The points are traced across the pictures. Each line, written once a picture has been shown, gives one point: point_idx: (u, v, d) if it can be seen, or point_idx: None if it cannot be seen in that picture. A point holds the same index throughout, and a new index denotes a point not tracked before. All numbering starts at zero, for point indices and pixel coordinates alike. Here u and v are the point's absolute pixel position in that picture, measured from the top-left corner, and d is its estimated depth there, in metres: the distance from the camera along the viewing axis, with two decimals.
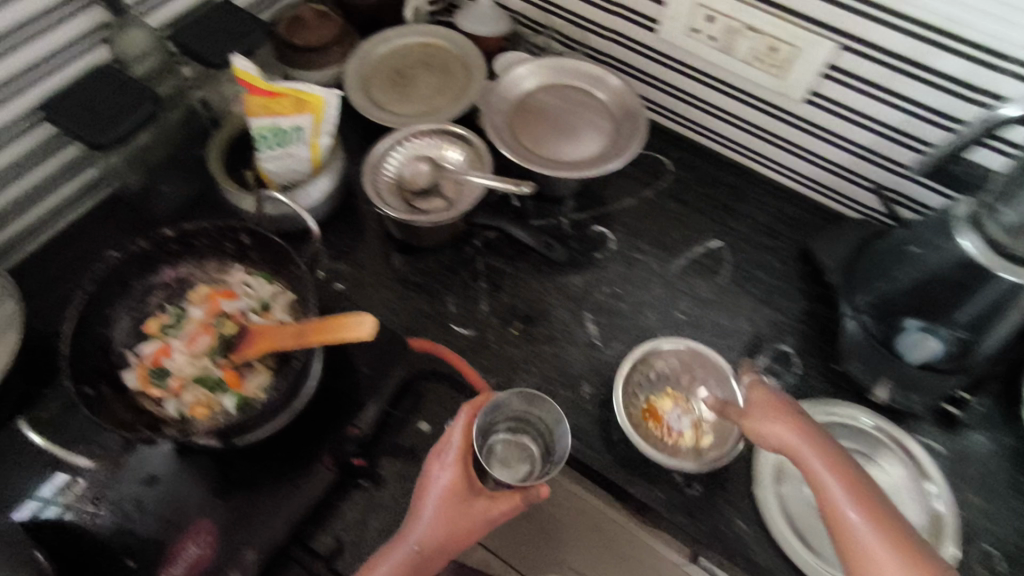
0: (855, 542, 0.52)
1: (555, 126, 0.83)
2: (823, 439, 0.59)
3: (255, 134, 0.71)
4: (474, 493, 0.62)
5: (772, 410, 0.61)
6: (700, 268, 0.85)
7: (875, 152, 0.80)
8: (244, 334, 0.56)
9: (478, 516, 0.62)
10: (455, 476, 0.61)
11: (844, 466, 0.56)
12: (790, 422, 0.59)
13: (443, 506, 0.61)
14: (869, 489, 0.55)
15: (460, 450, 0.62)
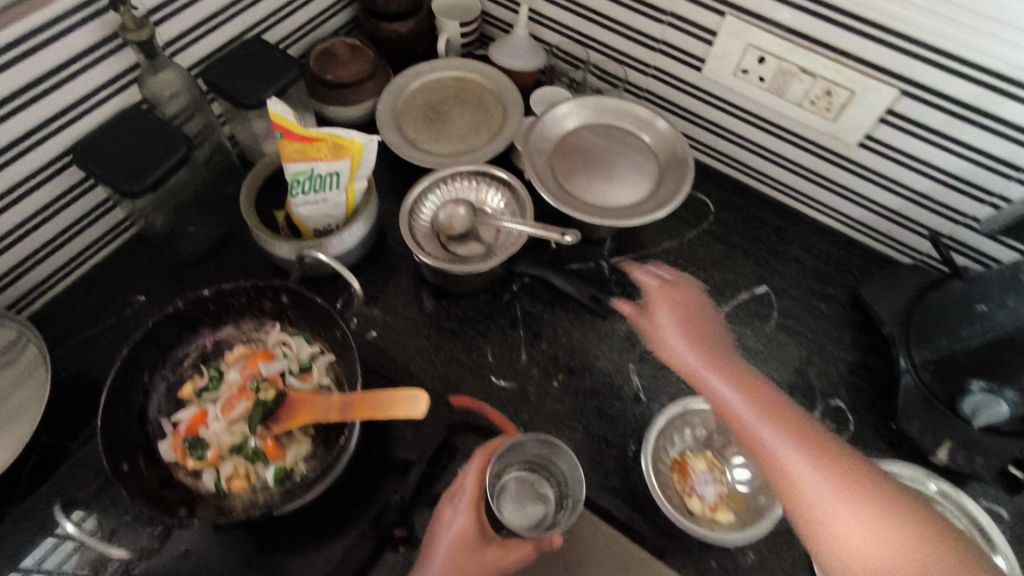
0: (761, 449, 0.56)
1: (597, 169, 0.81)
2: (731, 364, 0.65)
3: (291, 178, 0.71)
4: (485, 538, 0.59)
5: (672, 319, 0.73)
6: (746, 316, 0.82)
7: (933, 199, 0.76)
8: (282, 404, 0.55)
9: (489, 565, 0.58)
10: (467, 521, 0.58)
11: (747, 382, 0.62)
12: (688, 342, 0.69)
13: (453, 550, 0.57)
14: (778, 403, 0.59)
15: (473, 492, 0.60)
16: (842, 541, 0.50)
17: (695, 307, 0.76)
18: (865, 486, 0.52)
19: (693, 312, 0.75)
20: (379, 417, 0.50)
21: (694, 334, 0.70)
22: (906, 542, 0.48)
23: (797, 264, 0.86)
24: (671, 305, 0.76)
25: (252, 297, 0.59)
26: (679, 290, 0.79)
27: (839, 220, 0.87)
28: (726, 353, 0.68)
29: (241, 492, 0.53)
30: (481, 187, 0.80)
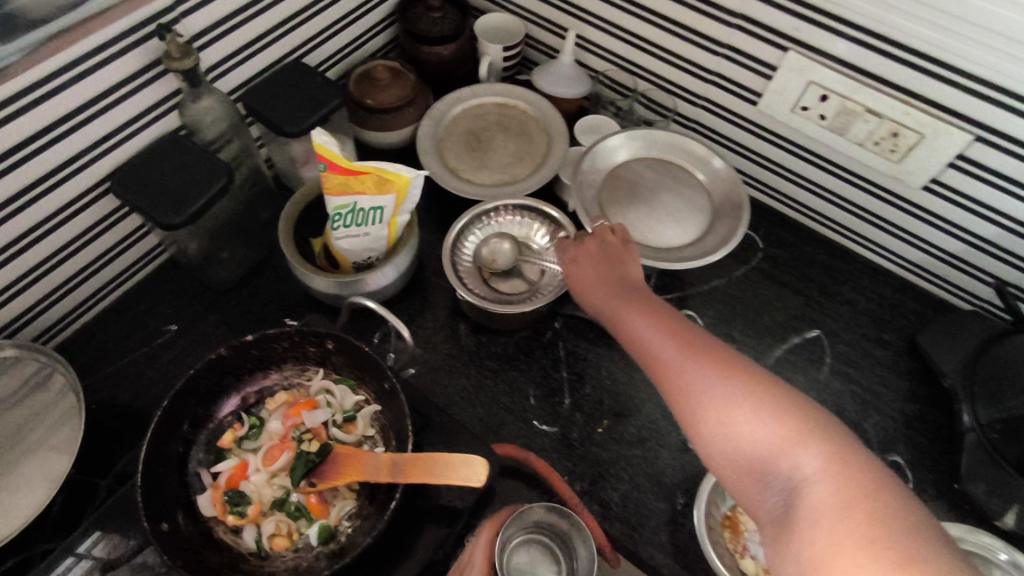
0: (659, 368, 0.55)
1: (646, 207, 0.79)
2: (650, 300, 0.61)
3: (333, 213, 0.68)
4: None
5: (587, 260, 0.67)
6: (797, 361, 0.79)
7: (999, 246, 0.73)
8: (327, 458, 0.53)
9: None
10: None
11: (652, 309, 0.60)
12: (590, 283, 0.66)
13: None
14: (678, 324, 0.57)
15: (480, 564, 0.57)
16: (721, 437, 0.48)
17: (613, 250, 0.67)
18: (742, 380, 0.50)
19: (603, 252, 0.68)
20: (433, 482, 0.48)
21: (588, 261, 0.67)
22: (787, 429, 0.46)
23: (850, 307, 0.83)
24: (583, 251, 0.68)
25: (295, 343, 0.56)
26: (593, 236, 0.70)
27: (893, 261, 0.84)
28: (631, 278, 0.65)
29: (285, 552, 0.51)
30: (529, 224, 0.77)
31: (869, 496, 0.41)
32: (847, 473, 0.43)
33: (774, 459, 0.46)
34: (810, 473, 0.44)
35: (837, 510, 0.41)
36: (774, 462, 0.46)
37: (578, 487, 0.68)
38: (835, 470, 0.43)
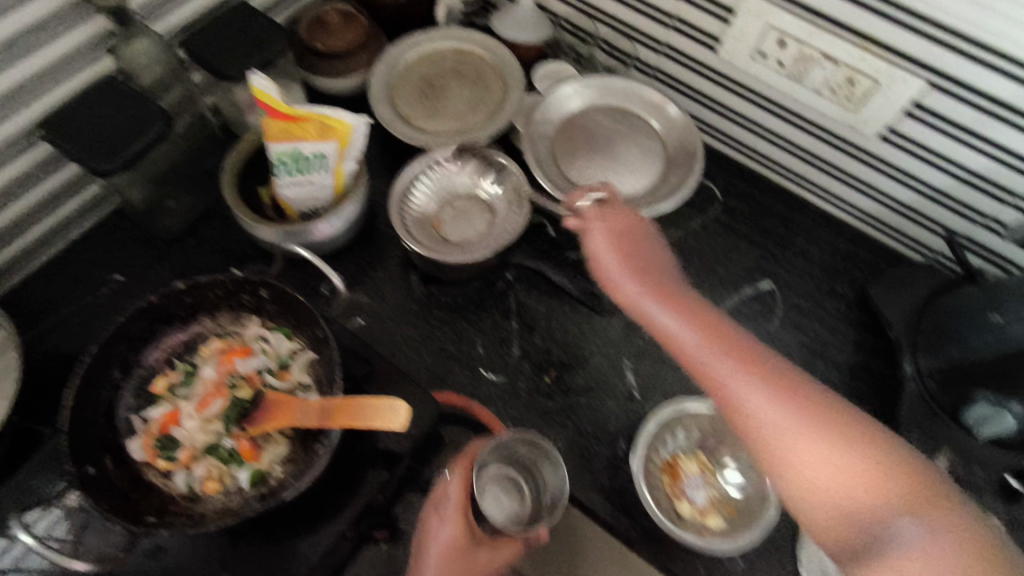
0: (721, 392, 0.52)
1: (600, 158, 0.78)
2: (693, 304, 0.59)
3: (276, 159, 0.67)
4: (471, 542, 0.57)
5: (605, 246, 0.64)
6: (747, 312, 0.79)
7: (953, 198, 0.73)
8: (259, 405, 0.53)
9: (484, 567, 0.57)
10: (452, 527, 0.57)
11: (700, 314, 0.57)
12: (632, 278, 0.62)
13: (440, 556, 0.56)
14: (737, 335, 0.55)
15: (455, 496, 0.58)
16: (802, 473, 0.47)
17: (640, 228, 0.66)
18: (824, 415, 0.48)
19: (636, 244, 0.65)
20: (357, 427, 0.48)
21: (626, 253, 0.63)
22: (875, 473, 0.45)
23: (804, 260, 0.83)
24: (613, 237, 0.64)
25: (229, 290, 0.56)
26: (620, 217, 0.66)
27: (850, 212, 0.84)
28: (664, 274, 0.63)
29: (216, 495, 0.52)
30: (477, 172, 0.76)
31: (967, 543, 0.41)
32: (947, 523, 0.42)
33: (865, 504, 0.44)
34: (903, 525, 0.42)
35: (943, 561, 0.40)
36: (869, 511, 0.44)
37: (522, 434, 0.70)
38: (933, 523, 0.42)
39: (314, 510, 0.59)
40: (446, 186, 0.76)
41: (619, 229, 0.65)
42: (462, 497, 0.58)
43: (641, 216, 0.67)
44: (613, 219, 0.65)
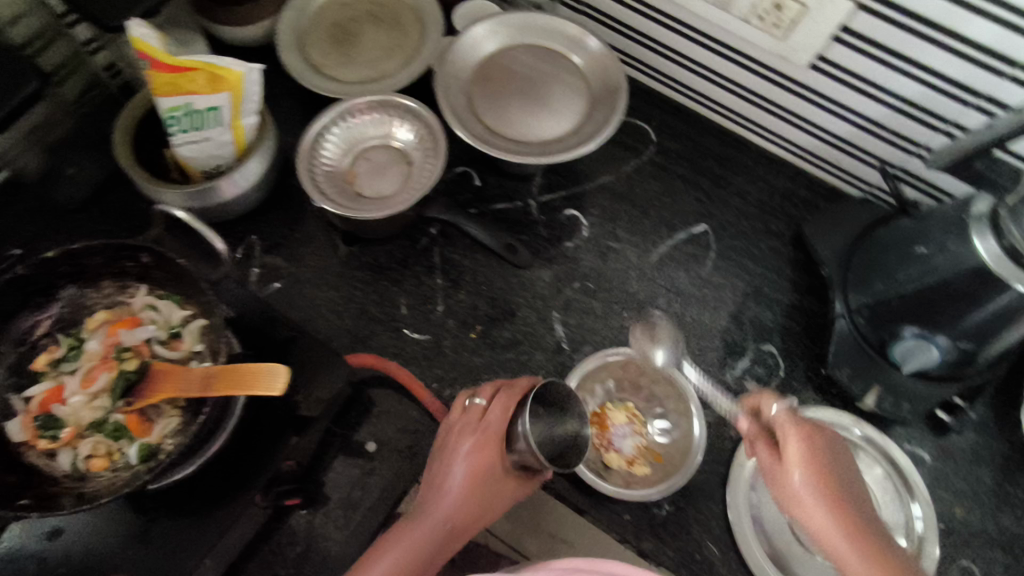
0: None
1: (522, 101, 0.73)
2: (882, 540, 0.45)
3: (165, 115, 0.62)
4: (501, 471, 0.59)
5: (801, 444, 0.49)
6: (681, 257, 0.77)
7: (885, 127, 0.69)
8: (145, 375, 0.52)
9: (505, 494, 0.60)
10: (486, 450, 0.58)
11: (891, 557, 0.43)
12: (813, 479, 0.47)
13: (471, 474, 0.58)
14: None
15: (496, 424, 0.59)
16: None
17: (832, 447, 0.50)
18: None
19: (838, 464, 0.49)
20: (237, 395, 0.46)
21: (822, 470, 0.48)
22: None
23: (740, 200, 0.80)
24: (814, 457, 0.49)
25: (107, 259, 0.52)
26: (824, 436, 0.51)
27: (787, 149, 0.80)
28: (852, 479, 0.49)
29: (103, 472, 0.50)
30: (386, 121, 0.72)
31: None
32: None
33: None
34: None
35: None
36: None
37: (447, 393, 0.68)
38: None
39: (221, 490, 0.56)
40: (356, 138, 0.72)
41: (818, 445, 0.49)
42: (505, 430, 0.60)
43: (834, 437, 0.51)
44: (807, 439, 0.50)
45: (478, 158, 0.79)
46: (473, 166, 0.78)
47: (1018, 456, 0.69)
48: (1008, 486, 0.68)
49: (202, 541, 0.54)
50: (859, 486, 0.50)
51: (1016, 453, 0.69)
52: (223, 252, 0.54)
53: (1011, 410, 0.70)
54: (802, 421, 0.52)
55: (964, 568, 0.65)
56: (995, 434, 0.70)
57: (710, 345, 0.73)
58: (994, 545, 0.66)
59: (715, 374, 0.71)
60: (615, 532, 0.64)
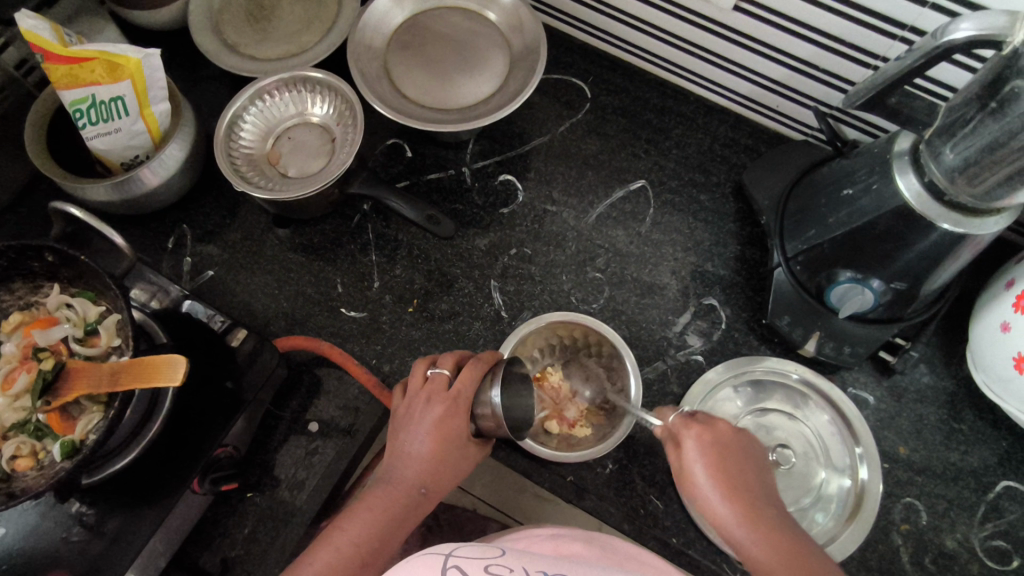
0: None
1: (442, 67, 0.72)
2: (774, 516, 0.48)
3: (70, 108, 0.60)
4: (465, 441, 0.55)
5: (696, 443, 0.52)
6: (620, 215, 0.76)
7: (816, 67, 0.65)
8: (62, 374, 0.50)
9: (465, 462, 0.56)
10: (455, 419, 0.54)
11: (783, 535, 0.46)
12: (708, 476, 0.50)
13: (438, 443, 0.54)
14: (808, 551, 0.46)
15: (465, 396, 0.55)
16: None
17: (726, 432, 0.53)
18: None
19: (736, 455, 0.52)
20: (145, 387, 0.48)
21: (717, 463, 0.51)
22: None
23: (679, 152, 0.78)
24: (710, 453, 0.51)
25: (12, 260, 0.51)
26: (720, 429, 0.53)
27: (726, 97, 0.77)
28: (748, 462, 0.52)
29: (30, 471, 0.50)
30: (301, 98, 0.71)
31: None
32: None
33: None
34: None
35: None
36: None
37: (387, 369, 0.68)
38: None
39: (158, 478, 0.56)
40: (274, 119, 0.71)
41: (715, 443, 0.52)
42: (474, 400, 0.55)
43: (734, 428, 0.54)
44: (704, 438, 0.52)
45: (409, 130, 0.78)
46: (405, 138, 0.78)
47: (962, 390, 0.69)
48: (953, 421, 0.68)
49: (141, 532, 0.56)
50: (761, 468, 0.52)
51: (960, 388, 0.69)
52: (125, 247, 0.54)
53: (954, 346, 0.70)
54: (697, 421, 0.54)
55: (909, 505, 0.65)
56: (939, 370, 0.70)
57: (651, 302, 0.72)
58: (939, 481, 0.66)
59: (656, 331, 0.71)
60: (558, 493, 0.65)
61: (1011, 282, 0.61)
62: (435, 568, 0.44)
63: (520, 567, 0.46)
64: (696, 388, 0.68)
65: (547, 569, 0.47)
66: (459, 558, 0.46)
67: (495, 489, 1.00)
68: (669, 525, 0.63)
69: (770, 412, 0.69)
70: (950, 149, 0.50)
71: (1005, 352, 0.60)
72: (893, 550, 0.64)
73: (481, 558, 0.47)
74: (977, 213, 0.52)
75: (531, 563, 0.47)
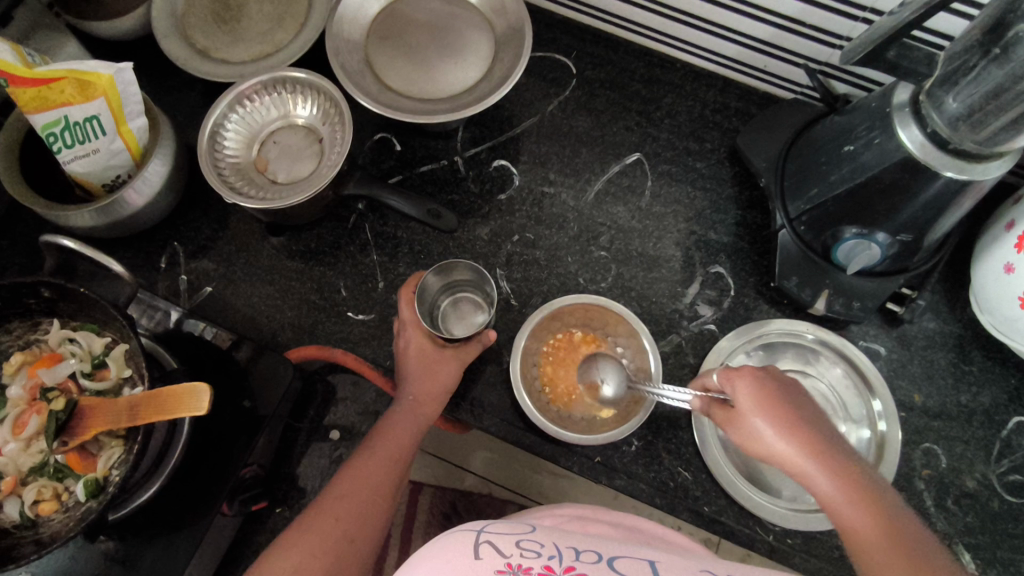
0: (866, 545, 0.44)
1: (425, 55, 0.70)
2: (835, 451, 0.49)
3: (43, 133, 0.57)
4: (435, 350, 0.61)
5: (754, 387, 0.52)
6: (619, 190, 0.75)
7: (803, 23, 0.64)
8: (76, 413, 0.49)
9: (451, 369, 0.62)
10: (419, 337, 0.61)
11: (853, 475, 0.48)
12: (765, 412, 0.50)
13: (413, 362, 0.61)
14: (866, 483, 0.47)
15: (410, 320, 0.62)
16: None
17: (776, 375, 0.54)
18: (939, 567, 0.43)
19: (789, 397, 0.52)
20: (164, 418, 0.46)
21: (773, 401, 0.51)
22: None
23: (671, 121, 0.77)
24: (767, 395, 0.51)
25: (6, 299, 0.49)
26: (772, 372, 0.54)
27: (711, 61, 0.76)
28: (802, 403, 0.52)
29: (55, 514, 0.49)
30: (282, 100, 0.68)
31: None
32: None
33: None
34: None
35: None
36: None
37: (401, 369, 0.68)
38: None
39: (186, 506, 0.55)
40: (257, 124, 0.69)
41: (769, 385, 0.52)
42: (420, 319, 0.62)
43: (779, 371, 0.54)
44: (759, 381, 0.52)
45: (396, 122, 0.76)
46: (392, 131, 0.76)
47: (968, 333, 0.70)
48: (963, 364, 0.69)
49: (176, 562, 0.54)
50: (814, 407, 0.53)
51: (965, 331, 0.70)
52: (127, 275, 0.52)
53: (957, 290, 0.71)
54: (745, 366, 0.54)
55: (928, 451, 0.67)
56: (945, 315, 0.71)
57: (659, 276, 0.72)
58: (954, 424, 0.67)
59: (666, 304, 0.71)
60: (587, 475, 0.65)
61: (1011, 224, 0.61)
62: (467, 544, 0.45)
63: (551, 543, 0.46)
64: (711, 356, 0.68)
65: (577, 546, 0.46)
66: (490, 533, 0.46)
67: (511, 472, 1.01)
68: (701, 495, 0.64)
69: (784, 372, 0.69)
70: (954, 97, 0.50)
71: (1010, 293, 0.60)
72: (917, 495, 0.65)
73: (512, 534, 0.47)
74: (983, 159, 0.52)
75: (562, 539, 0.47)
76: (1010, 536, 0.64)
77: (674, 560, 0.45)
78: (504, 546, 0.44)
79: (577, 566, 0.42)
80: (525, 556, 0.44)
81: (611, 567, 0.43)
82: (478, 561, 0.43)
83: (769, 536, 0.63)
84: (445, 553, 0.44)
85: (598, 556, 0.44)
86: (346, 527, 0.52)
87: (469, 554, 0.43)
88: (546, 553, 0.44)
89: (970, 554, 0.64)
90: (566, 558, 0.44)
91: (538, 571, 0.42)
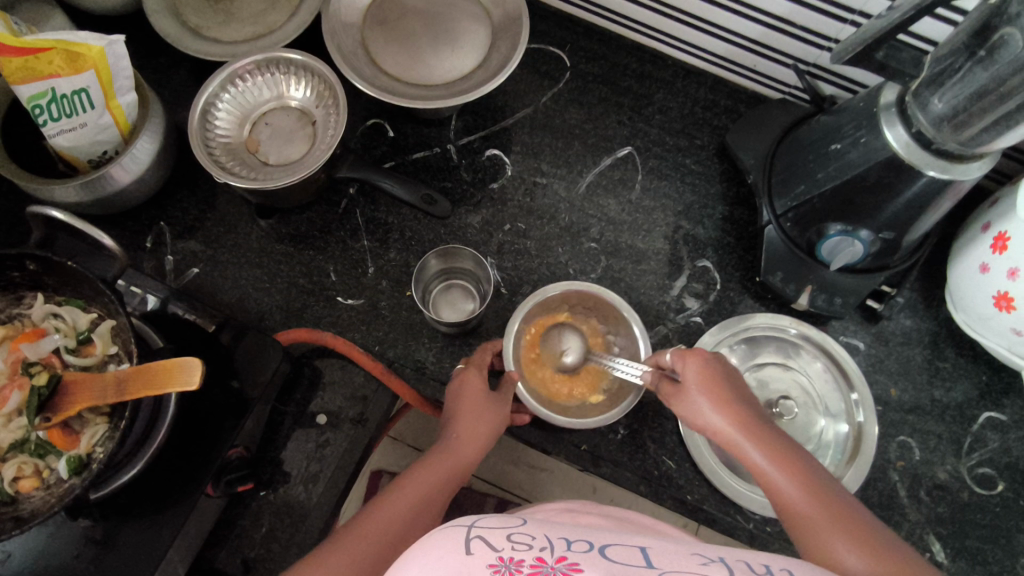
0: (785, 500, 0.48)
1: (421, 41, 0.70)
2: (763, 425, 0.52)
3: (28, 104, 0.55)
4: (486, 395, 0.59)
5: (694, 363, 0.56)
6: (610, 183, 0.76)
7: (794, 24, 0.66)
8: (59, 389, 0.48)
9: (494, 415, 0.59)
10: (474, 379, 0.60)
11: (779, 444, 0.51)
12: (699, 386, 0.54)
13: (463, 408, 0.58)
14: (792, 453, 0.50)
15: (473, 364, 0.62)
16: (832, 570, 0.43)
17: (715, 357, 0.57)
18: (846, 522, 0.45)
19: (731, 381, 0.55)
20: (153, 393, 0.45)
21: (708, 377, 0.55)
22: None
23: (662, 117, 0.78)
24: (708, 375, 0.55)
25: None
26: (713, 356, 0.57)
27: (702, 58, 0.77)
28: (736, 384, 0.56)
29: (36, 491, 0.48)
30: (276, 81, 0.68)
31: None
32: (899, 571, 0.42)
33: None
34: None
35: None
36: None
37: (388, 355, 0.68)
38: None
39: (170, 486, 0.55)
40: (250, 104, 0.68)
41: (713, 368, 0.56)
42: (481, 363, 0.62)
43: (721, 355, 0.58)
44: (703, 363, 0.55)
45: (389, 108, 0.76)
46: (385, 117, 0.75)
47: (943, 331, 0.72)
48: (938, 360, 0.71)
49: (158, 542, 0.54)
50: (750, 393, 0.56)
51: (940, 328, 0.72)
52: (116, 250, 0.51)
53: (933, 288, 0.73)
54: (691, 350, 0.57)
55: (903, 444, 0.69)
56: (922, 313, 0.73)
57: (647, 268, 0.73)
58: (928, 418, 0.70)
59: (654, 296, 0.72)
60: (573, 463, 0.66)
61: (987, 225, 0.63)
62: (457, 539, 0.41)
63: (542, 535, 0.43)
64: (697, 349, 0.69)
65: (568, 537, 0.43)
66: (481, 528, 0.42)
67: (494, 465, 1.01)
68: (684, 483, 0.65)
69: (766, 366, 0.71)
70: (939, 99, 0.51)
71: (985, 291, 0.62)
72: (891, 486, 0.67)
73: (501, 527, 0.43)
74: (963, 159, 0.54)
75: (553, 530, 0.44)
76: (978, 527, 0.66)
77: (667, 545, 0.43)
78: (495, 540, 0.41)
79: (569, 556, 0.40)
80: (516, 548, 0.40)
81: (603, 555, 0.40)
82: (469, 557, 0.39)
83: (749, 523, 0.64)
84: (434, 544, 0.40)
85: (590, 545, 0.42)
86: (375, 553, 0.46)
87: (460, 548, 0.40)
88: (538, 545, 0.41)
89: (940, 543, 0.66)
90: (557, 549, 0.41)
91: (530, 563, 0.39)
